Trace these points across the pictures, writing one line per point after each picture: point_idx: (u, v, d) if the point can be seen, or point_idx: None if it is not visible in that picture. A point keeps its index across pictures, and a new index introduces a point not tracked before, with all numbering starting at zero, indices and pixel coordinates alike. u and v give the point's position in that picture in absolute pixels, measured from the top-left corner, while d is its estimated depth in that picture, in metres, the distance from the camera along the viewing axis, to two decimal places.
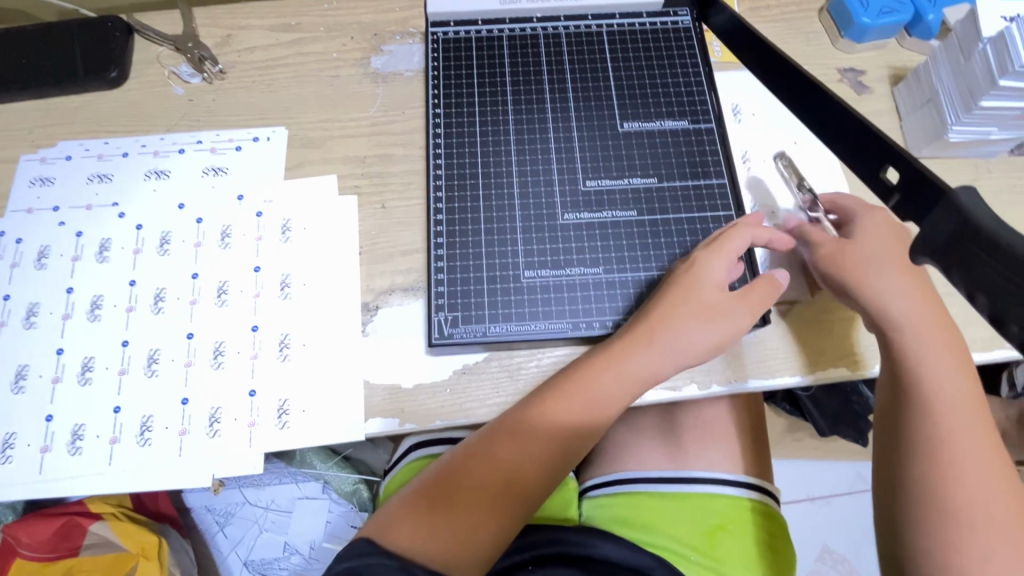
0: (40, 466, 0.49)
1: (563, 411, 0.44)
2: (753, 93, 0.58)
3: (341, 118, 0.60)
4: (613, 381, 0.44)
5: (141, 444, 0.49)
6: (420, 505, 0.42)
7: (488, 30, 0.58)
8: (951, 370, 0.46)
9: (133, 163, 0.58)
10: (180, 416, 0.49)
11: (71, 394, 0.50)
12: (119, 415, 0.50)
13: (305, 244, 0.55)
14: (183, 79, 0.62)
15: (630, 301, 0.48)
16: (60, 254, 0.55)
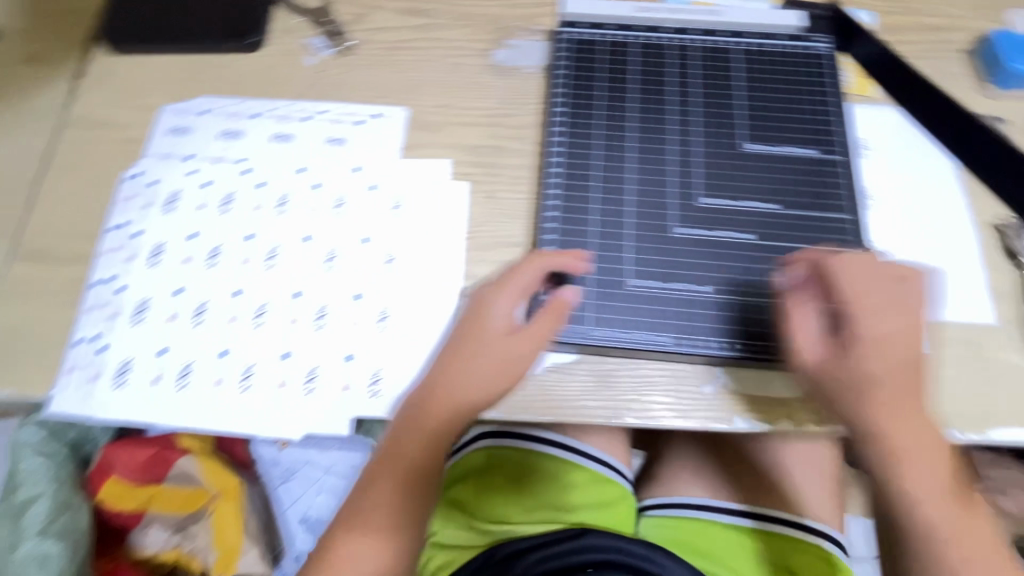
0: (150, 396, 0.51)
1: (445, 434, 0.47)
2: (884, 133, 0.56)
3: (460, 106, 0.61)
4: (438, 399, 0.46)
5: (243, 389, 0.51)
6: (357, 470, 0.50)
7: (619, 35, 0.58)
8: (929, 476, 0.41)
9: (261, 124, 0.61)
10: (280, 369, 0.52)
11: (184, 332, 0.53)
12: (225, 359, 0.52)
13: (412, 222, 0.56)
14: (315, 51, 0.65)
15: (736, 323, 0.47)
16: (186, 200, 0.58)
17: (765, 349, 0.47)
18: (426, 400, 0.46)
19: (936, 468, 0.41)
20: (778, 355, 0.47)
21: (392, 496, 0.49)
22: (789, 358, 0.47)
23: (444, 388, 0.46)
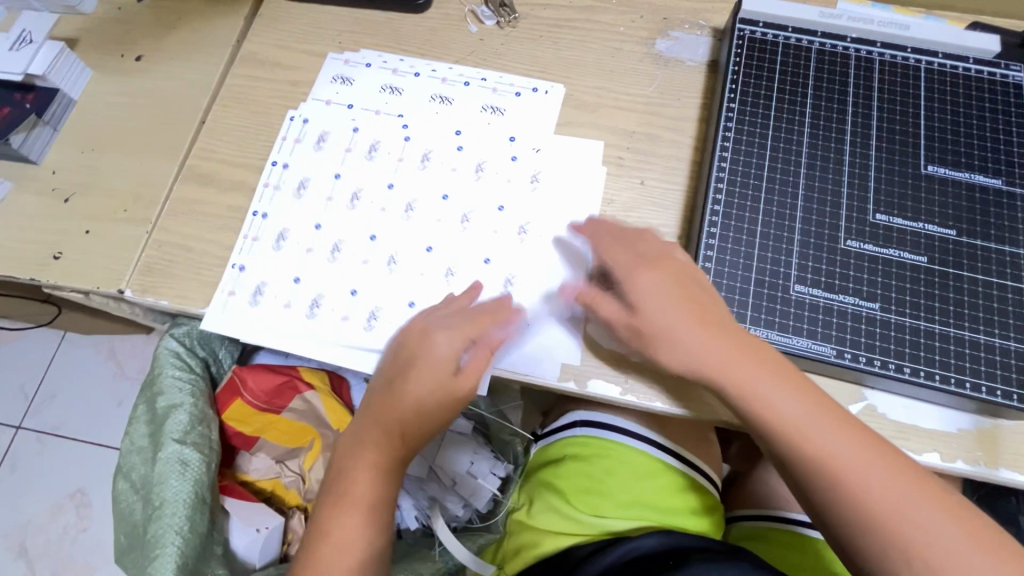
0: (282, 321, 0.54)
1: (386, 440, 0.47)
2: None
3: (617, 90, 0.61)
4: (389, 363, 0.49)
5: (366, 329, 0.53)
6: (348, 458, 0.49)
7: (797, 39, 0.56)
8: (878, 467, 0.41)
9: (422, 83, 0.62)
10: (404, 316, 0.53)
11: (317, 266, 0.56)
12: (354, 298, 0.54)
13: (549, 196, 0.57)
14: (479, 19, 0.66)
15: (904, 346, 0.46)
16: (335, 142, 0.60)
17: (933, 375, 0.45)
18: (385, 380, 0.48)
19: (873, 465, 0.42)
20: (944, 384, 0.45)
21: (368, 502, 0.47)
22: (958, 389, 0.45)
23: (399, 379, 0.47)
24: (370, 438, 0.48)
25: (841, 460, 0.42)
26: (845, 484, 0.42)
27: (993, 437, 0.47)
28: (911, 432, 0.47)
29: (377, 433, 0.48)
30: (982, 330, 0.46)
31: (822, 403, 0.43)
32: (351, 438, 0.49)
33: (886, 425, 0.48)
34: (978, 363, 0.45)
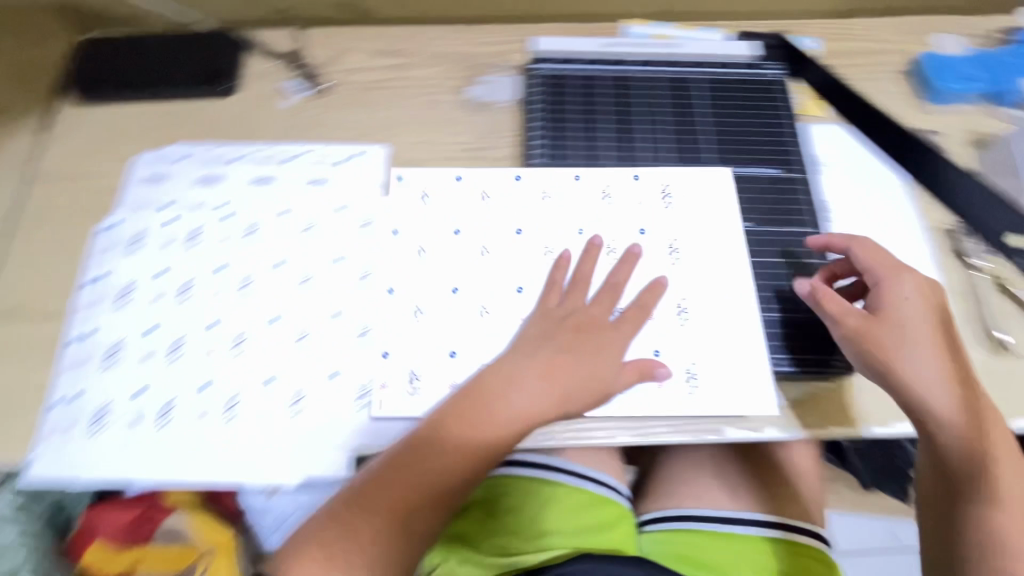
0: (130, 437, 0.50)
1: (488, 425, 0.48)
2: (835, 152, 0.61)
3: (437, 142, 0.63)
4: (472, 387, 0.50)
5: (227, 419, 0.50)
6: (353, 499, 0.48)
7: (586, 70, 0.63)
8: (1010, 462, 0.47)
9: (239, 166, 0.61)
10: (265, 395, 0.51)
11: (160, 370, 0.52)
12: (207, 391, 0.51)
13: (385, 239, 0.57)
14: (290, 94, 0.66)
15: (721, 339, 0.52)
16: (152, 238, 0.57)
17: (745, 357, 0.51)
18: (524, 368, 0.50)
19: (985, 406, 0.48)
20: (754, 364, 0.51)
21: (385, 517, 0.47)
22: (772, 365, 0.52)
23: (557, 363, 0.51)
24: (472, 423, 0.48)
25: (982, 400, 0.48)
26: (983, 472, 0.47)
27: (821, 396, 0.51)
28: (750, 412, 0.50)
29: (473, 416, 0.49)
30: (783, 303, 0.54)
31: (949, 368, 0.48)
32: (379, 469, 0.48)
33: (727, 412, 0.50)
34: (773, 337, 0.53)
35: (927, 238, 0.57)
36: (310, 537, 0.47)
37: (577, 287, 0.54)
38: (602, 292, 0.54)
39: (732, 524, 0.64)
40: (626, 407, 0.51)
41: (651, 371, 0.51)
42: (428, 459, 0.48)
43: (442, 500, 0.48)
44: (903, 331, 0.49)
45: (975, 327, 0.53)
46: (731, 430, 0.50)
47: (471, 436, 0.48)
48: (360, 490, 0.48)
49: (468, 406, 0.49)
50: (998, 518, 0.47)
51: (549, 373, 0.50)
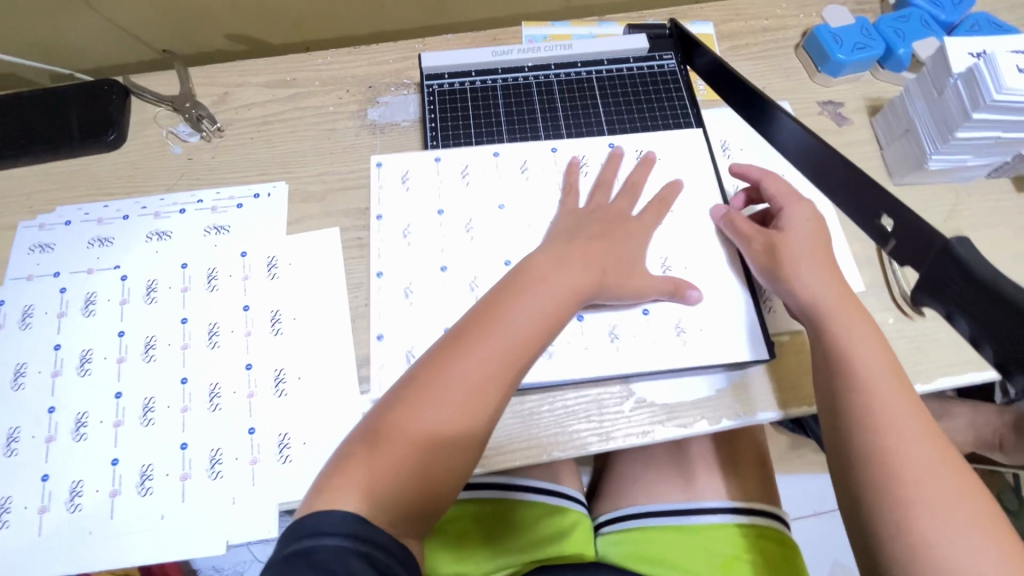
0: (38, 528, 0.47)
1: (524, 320, 0.46)
2: (733, 138, 0.61)
3: (341, 171, 0.61)
4: (491, 307, 0.47)
5: (141, 494, 0.48)
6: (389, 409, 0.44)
7: (481, 80, 0.62)
8: (901, 400, 0.44)
9: (133, 225, 0.58)
10: (179, 461, 0.49)
11: (64, 452, 0.49)
12: (117, 468, 0.49)
13: (292, 281, 0.56)
14: (181, 138, 0.63)
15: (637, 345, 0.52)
16: (44, 311, 0.54)
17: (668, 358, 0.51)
18: (562, 257, 0.50)
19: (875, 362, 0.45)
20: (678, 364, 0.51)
21: (387, 472, 0.41)
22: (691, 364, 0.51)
23: (592, 250, 0.51)
24: (507, 321, 0.46)
25: (865, 353, 0.46)
26: (881, 406, 0.43)
27: (745, 385, 0.52)
28: (678, 408, 0.51)
29: (507, 320, 0.46)
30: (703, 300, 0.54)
31: (841, 288, 0.50)
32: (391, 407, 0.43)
33: (656, 411, 0.51)
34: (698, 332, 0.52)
35: (833, 213, 0.58)
36: (337, 466, 0.41)
37: (602, 188, 0.56)
38: (623, 193, 0.56)
39: (685, 516, 0.63)
40: (553, 422, 0.50)
41: (685, 292, 0.53)
42: (469, 339, 0.45)
43: (478, 419, 0.44)
44: (800, 247, 0.51)
45: (888, 293, 0.55)
46: (662, 428, 0.50)
47: (514, 330, 0.46)
48: (374, 428, 0.42)
49: (439, 355, 0.45)
50: (902, 457, 0.41)
51: (583, 258, 0.50)
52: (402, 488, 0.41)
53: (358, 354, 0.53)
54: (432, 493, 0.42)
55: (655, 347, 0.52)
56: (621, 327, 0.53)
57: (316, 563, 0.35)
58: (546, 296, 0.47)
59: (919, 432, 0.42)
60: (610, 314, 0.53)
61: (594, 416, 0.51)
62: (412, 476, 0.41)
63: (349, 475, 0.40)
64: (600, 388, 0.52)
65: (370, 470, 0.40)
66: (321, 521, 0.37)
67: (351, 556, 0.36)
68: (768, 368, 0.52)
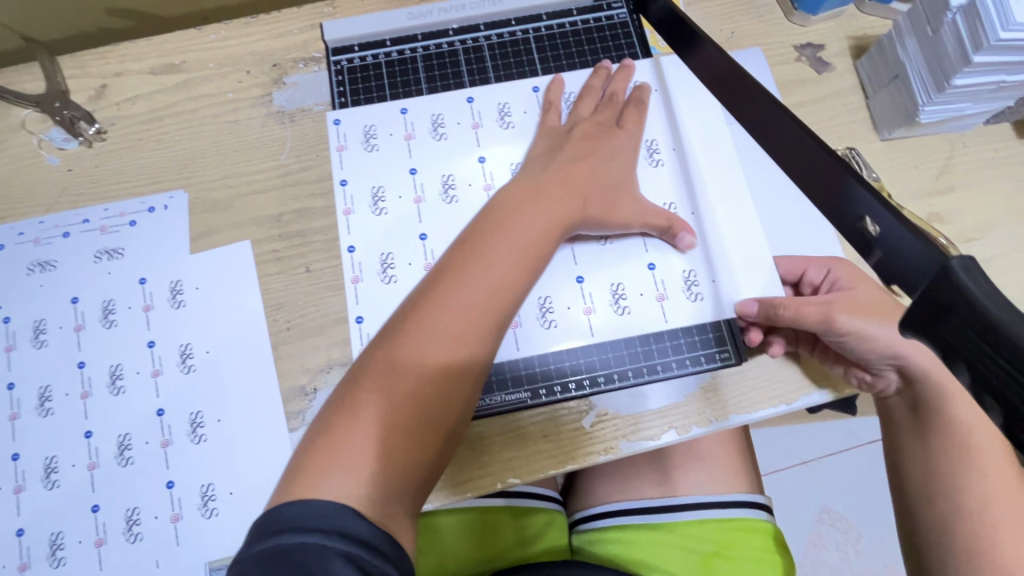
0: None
1: (500, 260, 0.41)
2: (696, 100, 0.53)
3: (247, 171, 0.52)
4: (477, 242, 0.42)
5: (54, 566, 0.43)
6: (372, 359, 0.39)
7: (399, 51, 0.55)
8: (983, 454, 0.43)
9: (11, 257, 0.50)
10: (92, 526, 0.44)
11: None
12: (23, 539, 0.44)
13: (201, 308, 0.49)
14: (56, 146, 0.53)
15: (593, 354, 0.47)
16: None
17: (626, 373, 0.46)
18: (538, 186, 0.45)
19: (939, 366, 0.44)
20: (636, 377, 0.46)
21: (383, 426, 0.36)
22: (653, 376, 0.46)
23: (572, 174, 0.46)
24: (482, 263, 0.41)
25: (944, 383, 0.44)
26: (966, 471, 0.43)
27: (717, 388, 0.46)
28: (643, 421, 0.46)
29: (482, 262, 0.41)
30: (685, 286, 0.48)
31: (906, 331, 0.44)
32: (379, 354, 0.39)
33: (619, 425, 0.46)
34: (655, 345, 0.47)
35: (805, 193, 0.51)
36: (314, 442, 0.36)
37: (585, 99, 0.51)
38: (604, 103, 0.51)
39: (661, 512, 0.61)
40: (506, 451, 0.45)
41: (677, 233, 0.48)
42: (443, 289, 0.40)
43: (465, 375, 0.39)
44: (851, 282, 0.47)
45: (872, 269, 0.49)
46: (626, 443, 0.45)
47: (492, 271, 0.41)
48: (360, 374, 0.38)
49: (425, 296, 0.40)
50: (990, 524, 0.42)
51: (563, 183, 0.45)
52: (392, 463, 0.35)
53: (284, 387, 0.47)
54: (424, 464, 0.37)
55: (663, 301, 0.48)
56: (627, 285, 0.48)
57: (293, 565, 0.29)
58: (533, 228, 0.43)
59: (1004, 492, 0.43)
60: (615, 270, 0.48)
61: (550, 438, 0.45)
62: (403, 445, 0.36)
63: (332, 452, 0.35)
64: (557, 407, 0.46)
65: (353, 444, 0.35)
66: (301, 512, 0.32)
67: (330, 554, 0.30)
68: (742, 370, 0.47)
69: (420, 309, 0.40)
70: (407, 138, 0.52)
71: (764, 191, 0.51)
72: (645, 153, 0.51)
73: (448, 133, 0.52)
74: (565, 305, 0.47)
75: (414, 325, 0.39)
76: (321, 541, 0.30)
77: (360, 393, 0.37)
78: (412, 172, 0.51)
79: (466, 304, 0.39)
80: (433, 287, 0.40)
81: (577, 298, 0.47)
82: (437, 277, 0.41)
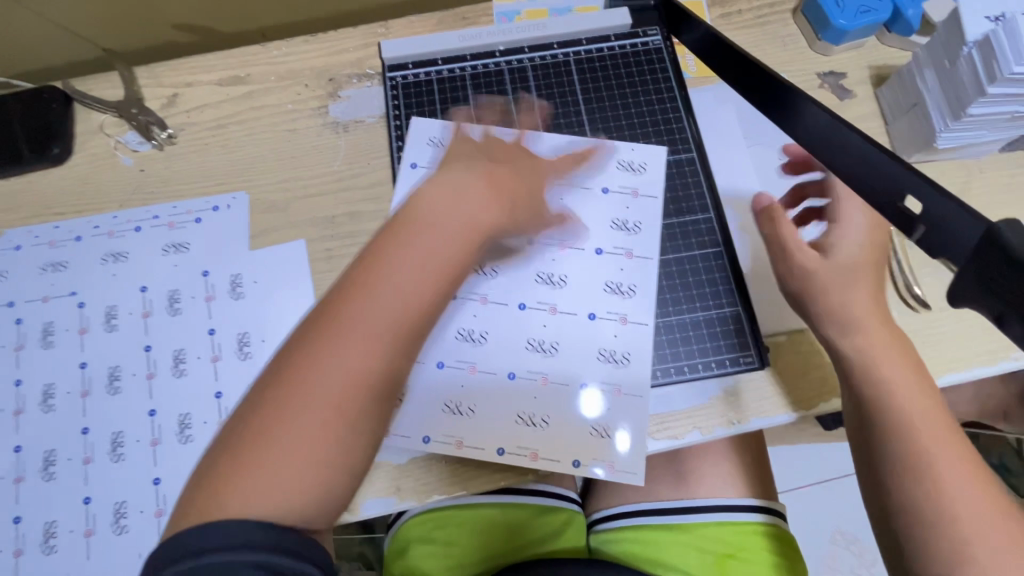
0: (15, 570, 0.46)
1: (413, 265, 0.41)
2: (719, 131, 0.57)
3: (304, 176, 0.57)
4: (395, 255, 0.41)
5: (117, 532, 0.47)
6: (283, 366, 0.38)
7: (449, 70, 0.59)
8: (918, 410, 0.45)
9: (87, 247, 0.55)
10: (153, 498, 0.47)
11: (36, 492, 0.48)
12: (90, 507, 0.47)
13: (258, 301, 0.53)
14: (130, 148, 0.58)
15: None
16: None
17: (655, 372, 0.49)
18: (458, 197, 0.45)
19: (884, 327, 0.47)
20: (663, 378, 0.49)
21: (313, 440, 0.36)
22: (682, 377, 0.49)
23: (493, 191, 0.47)
24: (388, 270, 0.40)
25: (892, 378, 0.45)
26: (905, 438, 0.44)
27: (742, 391, 0.49)
28: (668, 419, 0.48)
29: (388, 267, 0.41)
30: (717, 302, 0.51)
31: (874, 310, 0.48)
32: (294, 365, 0.38)
33: None
34: (685, 347, 0.50)
35: (827, 210, 0.54)
36: (225, 450, 0.36)
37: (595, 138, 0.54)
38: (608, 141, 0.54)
39: (682, 513, 0.63)
40: None
41: None
42: (348, 296, 0.39)
43: (385, 380, 0.39)
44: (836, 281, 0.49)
45: (892, 285, 0.52)
46: (651, 441, 0.48)
47: (402, 276, 0.40)
48: (273, 383, 0.37)
49: (342, 306, 0.39)
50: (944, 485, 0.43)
51: (486, 190, 0.46)
52: (314, 477, 0.36)
53: None
54: (342, 474, 0.37)
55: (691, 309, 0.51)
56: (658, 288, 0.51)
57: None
58: (439, 246, 0.42)
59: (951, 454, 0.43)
60: (646, 273, 0.51)
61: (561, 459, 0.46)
62: (320, 454, 0.36)
63: (260, 454, 0.35)
64: None
65: (261, 462, 0.35)
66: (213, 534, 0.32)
67: (247, 569, 0.31)
68: (763, 375, 0.49)
69: (335, 319, 0.39)
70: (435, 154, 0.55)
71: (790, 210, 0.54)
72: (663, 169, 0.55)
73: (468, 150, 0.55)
74: (578, 316, 0.49)
75: (328, 334, 0.38)
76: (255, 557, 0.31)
77: (274, 405, 0.36)
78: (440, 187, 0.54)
79: (384, 316, 0.39)
80: (348, 297, 0.40)
81: (576, 318, 0.49)
82: (349, 288, 0.40)
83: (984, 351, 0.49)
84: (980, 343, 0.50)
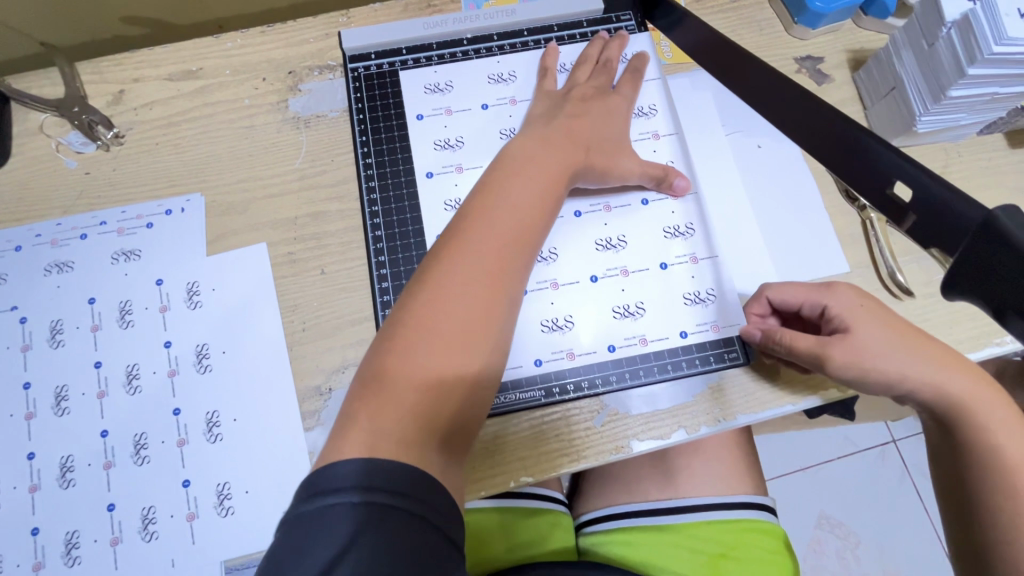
0: None
1: (522, 202, 0.43)
2: (701, 121, 0.55)
3: (264, 176, 0.53)
4: (516, 185, 0.44)
5: (68, 564, 0.43)
6: (407, 302, 0.40)
7: (415, 59, 0.56)
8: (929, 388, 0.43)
9: (28, 258, 0.51)
10: (107, 526, 0.44)
11: None
12: (38, 538, 0.44)
13: (217, 309, 0.49)
14: (73, 149, 0.54)
15: (603, 357, 0.47)
16: None
17: (636, 372, 0.47)
18: (540, 141, 0.47)
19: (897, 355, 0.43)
20: (647, 377, 0.47)
21: (443, 354, 0.38)
22: (663, 375, 0.47)
23: (575, 124, 0.49)
24: (505, 205, 0.43)
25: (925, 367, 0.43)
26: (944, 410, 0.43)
27: (725, 388, 0.47)
28: (653, 419, 0.47)
29: (503, 201, 0.43)
30: (699, 287, 0.49)
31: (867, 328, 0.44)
32: (420, 296, 0.39)
33: (630, 424, 0.46)
34: (666, 345, 0.48)
35: (809, 195, 0.53)
36: (365, 388, 0.37)
37: (581, 67, 0.55)
38: (598, 69, 0.54)
39: (674, 513, 0.62)
40: (517, 449, 0.46)
41: (669, 183, 0.51)
42: (471, 227, 0.42)
43: (505, 296, 0.41)
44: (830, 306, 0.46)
45: (875, 273, 0.51)
46: (635, 443, 0.46)
47: (516, 210, 0.43)
48: (398, 321, 0.39)
49: (455, 240, 0.41)
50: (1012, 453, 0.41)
51: (556, 133, 0.48)
52: (438, 390, 0.37)
53: (300, 388, 0.47)
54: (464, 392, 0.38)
55: (671, 305, 0.49)
56: (633, 282, 0.49)
57: (326, 527, 0.30)
58: (538, 175, 0.45)
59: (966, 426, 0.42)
60: (622, 262, 0.50)
61: (599, 350, 0.48)
62: (443, 377, 0.37)
63: (390, 388, 0.37)
64: (566, 408, 0.47)
65: (393, 392, 0.36)
66: (338, 473, 0.32)
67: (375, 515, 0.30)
68: (746, 373, 0.48)
69: (457, 246, 0.41)
70: (424, 90, 0.55)
71: (771, 199, 0.53)
72: (638, 117, 0.55)
73: (448, 88, 0.55)
74: (600, 223, 0.51)
75: (456, 258, 0.40)
76: (355, 501, 0.31)
77: (410, 333, 0.38)
78: (419, 118, 0.55)
79: (502, 235, 0.42)
80: (472, 226, 0.42)
81: (637, 275, 0.50)
82: (473, 219, 0.42)
83: (969, 337, 0.48)
84: (964, 329, 0.49)
